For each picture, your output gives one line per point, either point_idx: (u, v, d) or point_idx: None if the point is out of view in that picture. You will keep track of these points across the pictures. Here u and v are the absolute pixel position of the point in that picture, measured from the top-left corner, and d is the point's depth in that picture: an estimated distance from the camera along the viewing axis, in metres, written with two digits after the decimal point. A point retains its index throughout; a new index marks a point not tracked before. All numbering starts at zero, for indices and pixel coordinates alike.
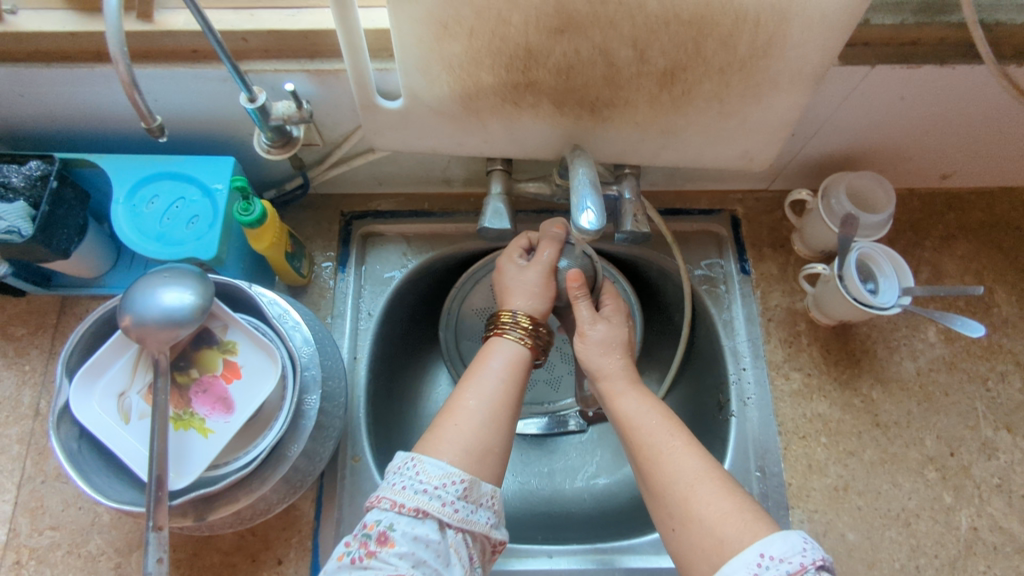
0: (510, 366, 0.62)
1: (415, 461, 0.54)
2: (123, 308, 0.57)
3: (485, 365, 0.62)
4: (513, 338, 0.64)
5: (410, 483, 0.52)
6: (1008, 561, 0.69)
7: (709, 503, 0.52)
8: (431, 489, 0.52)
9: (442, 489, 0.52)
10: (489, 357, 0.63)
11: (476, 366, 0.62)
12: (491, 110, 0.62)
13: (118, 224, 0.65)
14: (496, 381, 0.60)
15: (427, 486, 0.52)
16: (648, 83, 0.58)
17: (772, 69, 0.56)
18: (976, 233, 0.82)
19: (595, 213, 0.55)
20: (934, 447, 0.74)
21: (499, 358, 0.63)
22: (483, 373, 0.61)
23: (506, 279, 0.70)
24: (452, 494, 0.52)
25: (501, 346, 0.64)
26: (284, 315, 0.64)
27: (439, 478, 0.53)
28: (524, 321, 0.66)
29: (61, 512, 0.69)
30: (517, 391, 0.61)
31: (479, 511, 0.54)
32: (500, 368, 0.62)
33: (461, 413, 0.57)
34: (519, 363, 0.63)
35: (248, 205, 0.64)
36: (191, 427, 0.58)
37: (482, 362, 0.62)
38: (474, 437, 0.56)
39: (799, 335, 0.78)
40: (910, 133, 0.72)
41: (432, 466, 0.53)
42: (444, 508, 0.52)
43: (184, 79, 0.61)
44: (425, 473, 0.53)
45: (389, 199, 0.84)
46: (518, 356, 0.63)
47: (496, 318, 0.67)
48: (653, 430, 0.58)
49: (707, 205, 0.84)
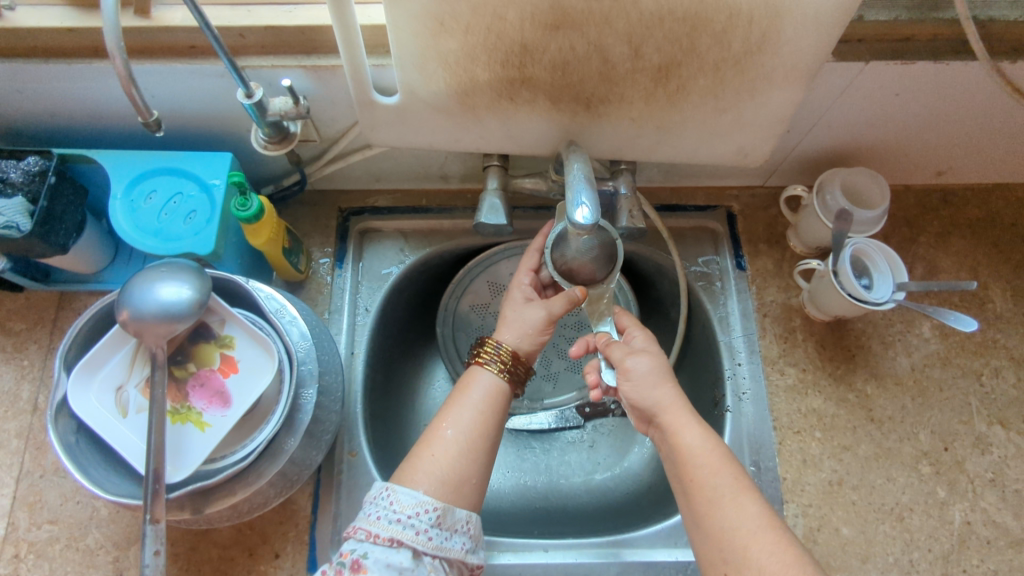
0: (488, 398, 0.62)
1: (388, 490, 0.54)
2: (121, 302, 0.57)
3: (463, 396, 0.62)
4: (486, 370, 0.64)
5: (383, 513, 0.53)
6: (1001, 555, 0.70)
7: (769, 553, 0.50)
8: (405, 519, 0.53)
9: (416, 518, 0.53)
10: (468, 389, 0.63)
11: (454, 397, 0.62)
12: (487, 106, 0.62)
13: (116, 219, 0.65)
14: (473, 413, 0.61)
15: (401, 515, 0.53)
16: (643, 79, 0.58)
17: (766, 65, 0.57)
18: (970, 229, 0.83)
19: (590, 208, 0.55)
20: (928, 442, 0.74)
21: (475, 392, 0.62)
22: (459, 404, 0.61)
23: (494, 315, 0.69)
24: (426, 522, 0.53)
25: (480, 380, 0.63)
26: (280, 310, 0.64)
27: (412, 506, 0.53)
28: (493, 347, 0.65)
29: (60, 506, 0.69)
30: (495, 423, 0.61)
31: (453, 538, 0.54)
32: (477, 400, 0.62)
33: (436, 443, 0.58)
34: (496, 397, 0.63)
35: (246, 200, 0.64)
36: (188, 421, 0.58)
37: (459, 393, 0.63)
38: (450, 467, 0.57)
39: (794, 331, 0.79)
40: (905, 129, 0.73)
41: (405, 495, 0.53)
42: (419, 537, 0.52)
43: (181, 74, 0.61)
44: (398, 503, 0.53)
45: (386, 195, 0.84)
46: (497, 391, 0.63)
47: (476, 345, 0.66)
48: (715, 469, 0.55)
49: (703, 201, 0.85)
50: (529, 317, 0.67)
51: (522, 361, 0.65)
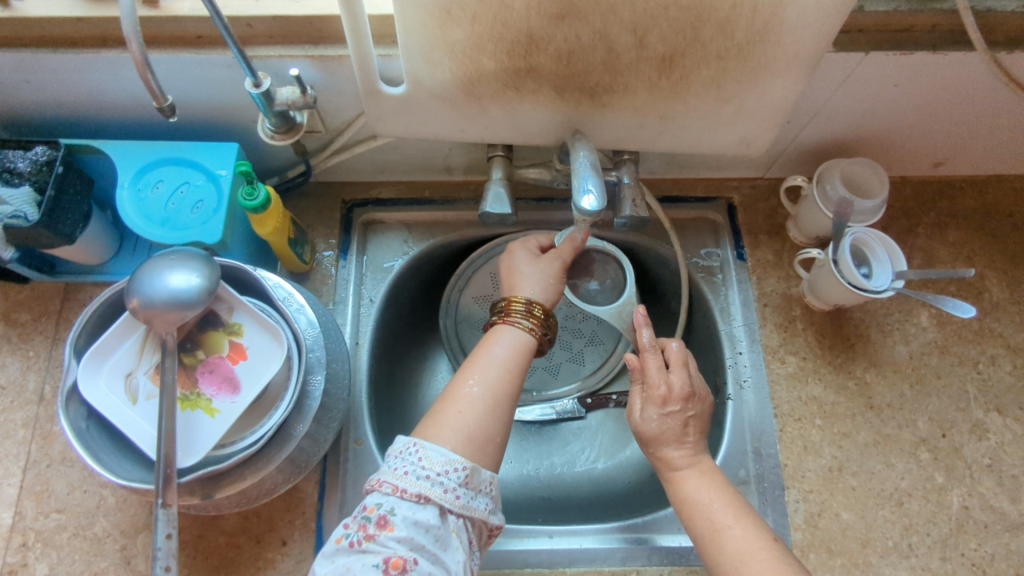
0: (514, 350, 0.63)
1: (418, 446, 0.54)
2: (131, 289, 0.57)
3: (488, 351, 0.63)
4: (514, 326, 0.65)
5: (412, 469, 0.53)
6: (999, 538, 0.71)
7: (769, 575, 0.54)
8: (434, 476, 0.53)
9: (445, 476, 0.53)
10: (493, 343, 0.63)
11: (477, 353, 0.63)
12: (492, 95, 0.63)
13: (124, 209, 0.66)
14: (498, 367, 0.61)
15: (430, 472, 0.53)
16: (647, 69, 0.59)
17: (769, 54, 0.57)
18: (967, 220, 0.84)
19: (596, 196, 0.57)
20: (926, 429, 0.75)
21: (501, 347, 0.63)
22: (484, 358, 0.62)
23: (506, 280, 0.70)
24: (454, 481, 0.53)
25: (505, 335, 0.64)
26: (288, 298, 0.65)
27: (442, 464, 0.54)
28: (522, 305, 0.66)
29: (67, 495, 0.70)
30: (518, 377, 0.62)
31: (478, 498, 0.54)
32: (501, 352, 0.62)
33: (464, 399, 0.58)
34: (524, 351, 0.64)
35: (253, 189, 0.65)
36: (198, 407, 0.58)
37: (484, 347, 0.63)
38: (479, 424, 0.57)
39: (794, 320, 0.80)
40: (903, 121, 0.74)
41: (434, 452, 0.54)
42: (447, 495, 0.52)
43: (189, 65, 0.62)
44: (428, 460, 0.53)
45: (389, 187, 0.85)
46: (522, 343, 0.64)
47: (499, 307, 0.67)
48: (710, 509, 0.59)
49: (703, 193, 0.86)
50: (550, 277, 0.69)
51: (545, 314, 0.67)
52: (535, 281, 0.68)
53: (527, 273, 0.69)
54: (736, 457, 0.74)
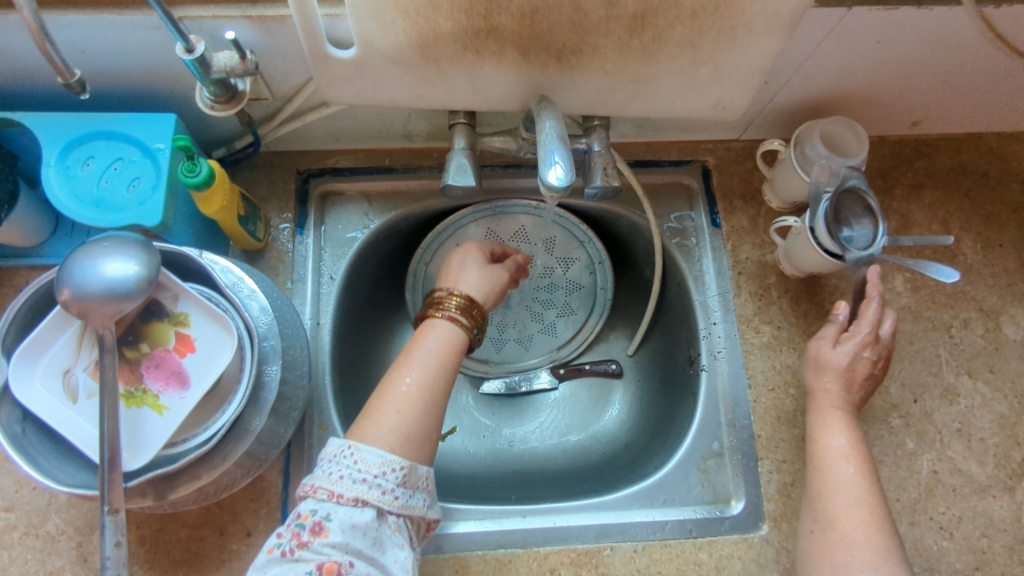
0: (448, 346, 0.61)
1: (352, 449, 0.52)
2: (62, 280, 0.53)
3: (421, 345, 0.60)
4: (451, 321, 0.62)
5: (347, 473, 0.51)
6: (966, 501, 0.72)
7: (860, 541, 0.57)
8: (371, 479, 0.51)
9: (383, 477, 0.51)
10: (425, 338, 0.61)
11: (409, 349, 0.60)
12: (451, 59, 0.58)
13: (51, 190, 0.60)
14: (434, 364, 0.59)
15: (366, 474, 0.51)
16: (618, 29, 0.55)
17: (747, 11, 0.54)
18: (943, 180, 0.82)
19: (563, 168, 0.53)
20: (898, 395, 0.75)
21: (433, 342, 0.61)
22: (420, 353, 0.59)
23: (450, 273, 0.68)
24: (392, 482, 0.52)
25: (438, 331, 0.62)
26: (238, 284, 0.60)
27: (379, 466, 0.52)
28: (461, 300, 0.64)
29: (15, 494, 0.67)
30: (452, 373, 0.60)
31: (416, 495, 0.54)
32: (436, 348, 0.60)
33: (402, 399, 0.56)
34: (457, 349, 0.62)
35: (194, 165, 0.60)
36: (144, 404, 0.55)
37: (417, 342, 0.61)
38: (417, 425, 0.55)
39: (769, 288, 0.78)
40: (884, 79, 0.71)
41: (370, 454, 0.52)
42: (385, 496, 0.51)
43: (112, 27, 0.56)
44: (364, 462, 0.51)
45: (347, 155, 0.79)
46: (456, 339, 0.62)
47: (435, 296, 0.65)
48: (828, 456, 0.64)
49: (677, 156, 0.82)
50: (491, 277, 0.68)
51: (479, 309, 0.65)
52: (476, 277, 0.67)
53: (470, 269, 0.68)
54: (710, 429, 0.74)
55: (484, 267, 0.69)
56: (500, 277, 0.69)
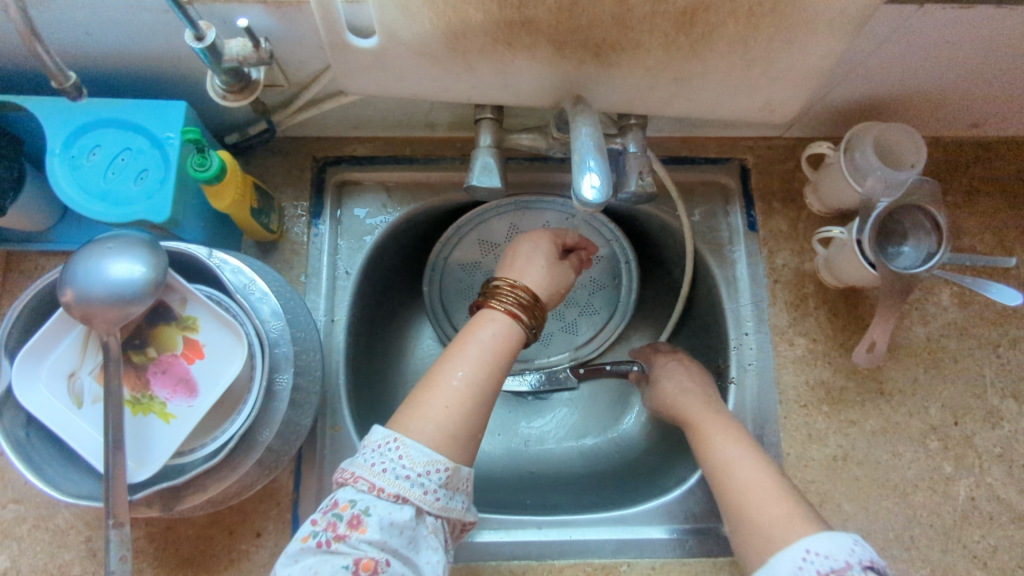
0: (503, 342, 0.58)
1: (398, 442, 0.49)
2: (63, 281, 0.50)
3: (475, 336, 0.57)
4: (510, 314, 0.59)
5: (391, 467, 0.48)
6: (1003, 530, 0.68)
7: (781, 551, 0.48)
8: (414, 477, 0.48)
9: (426, 477, 0.49)
10: (483, 330, 0.58)
11: (466, 339, 0.57)
12: (480, 52, 0.53)
13: (56, 181, 0.57)
14: (489, 359, 0.56)
15: (410, 472, 0.48)
16: (664, 24, 0.50)
17: (809, 9, 0.49)
18: (1000, 188, 0.77)
19: (599, 177, 0.50)
20: (937, 416, 0.71)
21: (488, 337, 0.57)
22: (475, 345, 0.56)
23: (518, 262, 0.65)
24: (435, 482, 0.49)
25: (495, 324, 0.58)
26: (248, 286, 0.56)
27: (423, 464, 0.49)
28: (525, 296, 0.61)
29: (24, 485, 0.65)
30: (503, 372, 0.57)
31: (456, 497, 0.51)
32: (492, 342, 0.57)
33: (451, 394, 0.53)
34: (511, 346, 0.58)
35: (204, 158, 0.56)
36: (151, 412, 0.53)
37: (472, 333, 0.57)
38: (462, 424, 0.52)
39: (806, 298, 0.74)
40: (946, 80, 0.65)
41: (416, 450, 0.49)
42: (426, 497, 0.48)
43: (117, 9, 0.52)
44: (408, 459, 0.49)
45: (366, 143, 0.75)
46: (513, 335, 0.59)
47: (496, 284, 0.62)
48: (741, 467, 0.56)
49: (715, 153, 0.77)
50: (557, 274, 0.65)
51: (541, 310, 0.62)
52: (543, 272, 0.64)
53: (538, 263, 0.64)
54: None
55: (552, 262, 0.65)
56: (566, 276, 0.66)
